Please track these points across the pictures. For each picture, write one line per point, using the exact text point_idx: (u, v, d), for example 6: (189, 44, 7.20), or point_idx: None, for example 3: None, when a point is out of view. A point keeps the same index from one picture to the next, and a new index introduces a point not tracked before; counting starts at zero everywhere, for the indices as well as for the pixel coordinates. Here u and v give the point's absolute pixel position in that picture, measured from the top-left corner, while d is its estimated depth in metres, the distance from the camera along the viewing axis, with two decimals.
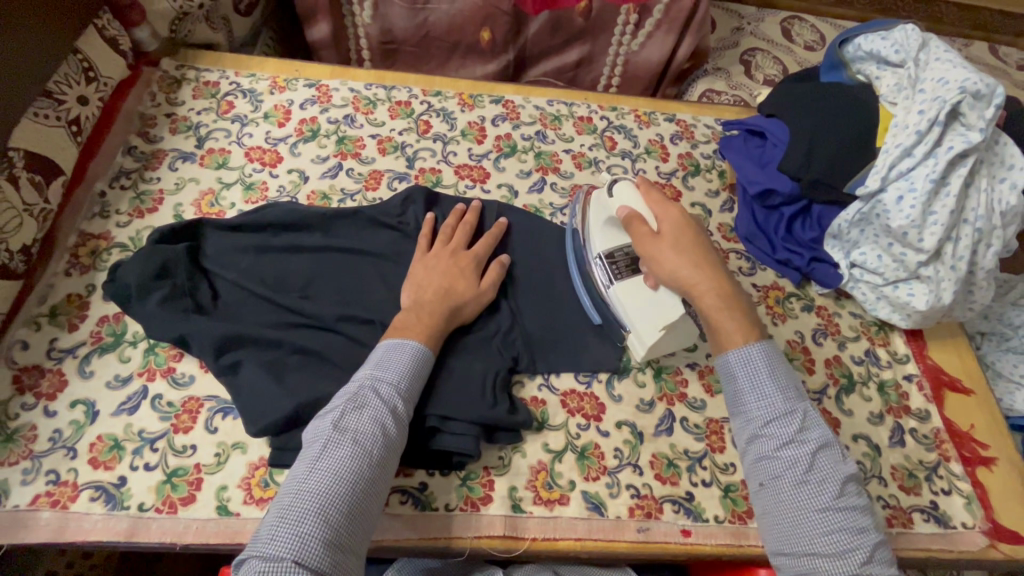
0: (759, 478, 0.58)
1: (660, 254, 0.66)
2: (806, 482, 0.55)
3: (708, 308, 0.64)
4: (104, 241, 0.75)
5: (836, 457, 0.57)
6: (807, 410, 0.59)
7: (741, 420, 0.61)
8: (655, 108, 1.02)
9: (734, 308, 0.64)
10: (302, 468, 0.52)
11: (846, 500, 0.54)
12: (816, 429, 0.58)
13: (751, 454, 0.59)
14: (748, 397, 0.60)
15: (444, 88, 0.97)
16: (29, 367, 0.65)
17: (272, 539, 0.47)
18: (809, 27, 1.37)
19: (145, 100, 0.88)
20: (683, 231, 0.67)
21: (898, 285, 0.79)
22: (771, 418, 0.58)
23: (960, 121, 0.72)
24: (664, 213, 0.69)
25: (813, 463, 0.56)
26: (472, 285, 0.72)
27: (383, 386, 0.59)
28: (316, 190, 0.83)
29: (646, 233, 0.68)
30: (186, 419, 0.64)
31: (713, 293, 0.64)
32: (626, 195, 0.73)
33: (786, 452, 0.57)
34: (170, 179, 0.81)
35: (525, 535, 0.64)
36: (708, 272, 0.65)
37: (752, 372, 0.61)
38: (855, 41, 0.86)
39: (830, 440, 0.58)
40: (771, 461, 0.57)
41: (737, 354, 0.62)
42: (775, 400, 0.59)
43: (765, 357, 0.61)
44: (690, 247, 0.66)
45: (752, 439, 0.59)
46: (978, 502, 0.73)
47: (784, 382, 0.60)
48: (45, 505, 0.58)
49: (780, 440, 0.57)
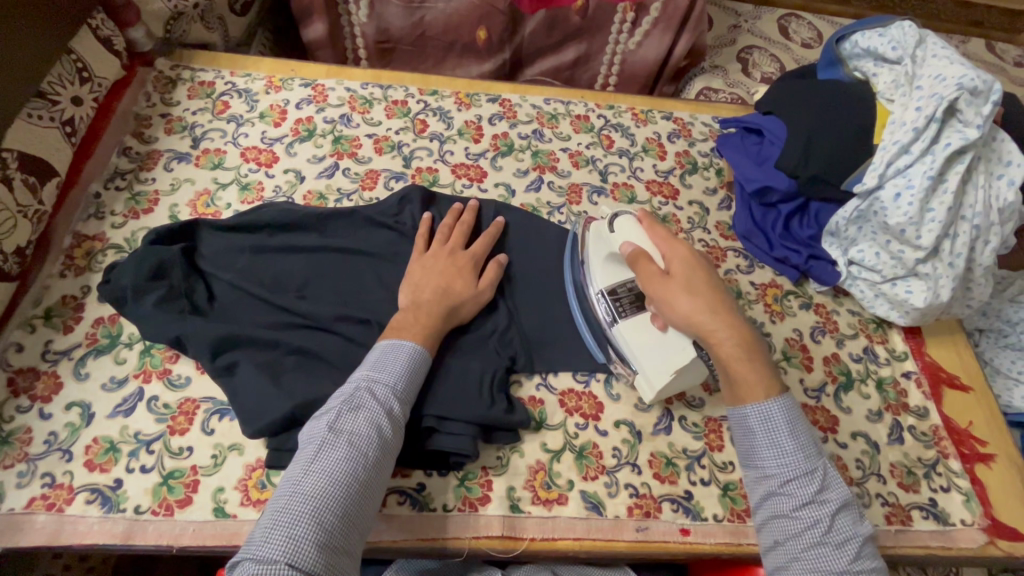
0: (774, 536, 0.55)
1: (671, 296, 0.61)
2: (824, 545, 0.52)
3: (727, 358, 0.58)
4: (100, 242, 0.75)
5: (853, 517, 0.55)
6: (827, 467, 0.56)
7: (756, 474, 0.58)
8: (652, 106, 1.02)
9: (755, 357, 0.58)
10: (296, 470, 0.52)
11: (862, 563, 0.52)
12: (835, 488, 0.55)
13: (765, 511, 0.56)
14: (765, 453, 0.57)
15: (441, 87, 0.97)
16: (24, 369, 0.65)
17: (266, 542, 0.47)
18: (806, 24, 1.37)
19: (140, 101, 0.88)
20: (695, 271, 0.62)
21: (895, 282, 0.79)
22: (791, 478, 0.55)
23: (957, 117, 0.72)
24: (672, 251, 0.64)
25: (832, 525, 0.53)
26: (470, 284, 0.72)
27: (379, 387, 0.59)
28: (312, 190, 0.83)
29: (654, 272, 0.63)
30: (182, 420, 0.64)
31: (732, 341, 0.58)
32: (630, 231, 0.69)
33: (804, 513, 0.54)
34: (166, 179, 0.81)
35: (523, 535, 0.64)
36: (725, 316, 0.59)
37: (772, 428, 0.56)
38: (852, 38, 0.86)
39: (848, 500, 0.55)
40: (787, 520, 0.55)
41: (756, 409, 0.57)
42: (796, 459, 0.56)
43: (785, 412, 0.56)
44: (705, 290, 0.61)
45: (768, 497, 0.56)
46: (977, 499, 0.73)
47: (804, 438, 0.56)
48: (40, 508, 0.58)
49: (799, 501, 0.54)
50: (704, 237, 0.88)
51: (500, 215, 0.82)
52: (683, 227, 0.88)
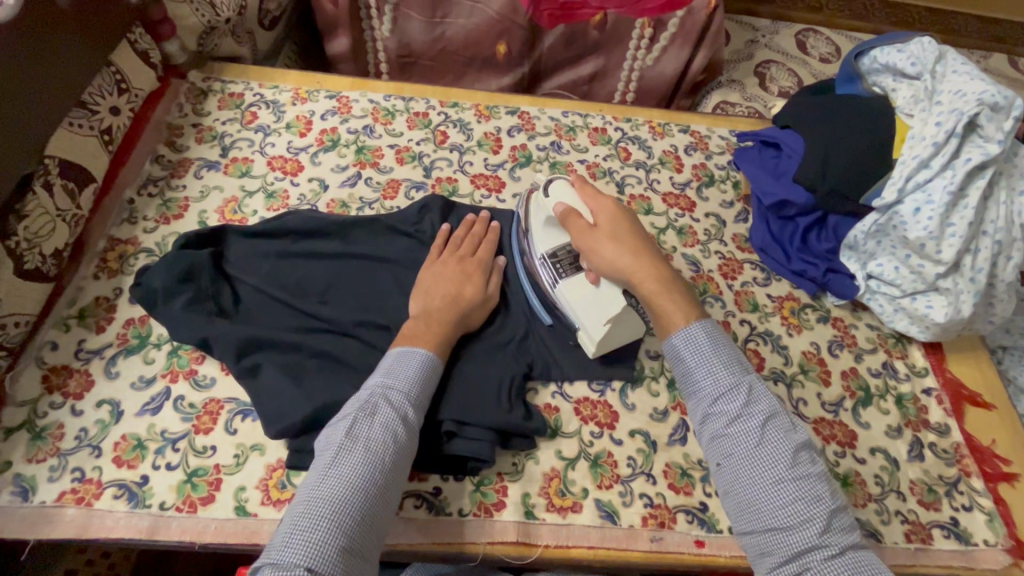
0: (716, 456, 0.58)
1: (597, 243, 0.67)
2: (757, 455, 0.55)
3: (648, 292, 0.65)
4: (132, 246, 0.77)
5: (786, 426, 0.57)
6: (753, 383, 0.59)
7: (694, 399, 0.61)
8: (669, 119, 1.03)
9: (673, 293, 0.65)
10: (315, 475, 0.52)
11: (799, 469, 0.54)
12: (763, 400, 0.58)
13: (706, 434, 0.59)
14: (698, 375, 0.60)
15: (461, 99, 0.99)
16: (58, 367, 0.67)
17: (286, 547, 0.46)
18: (823, 39, 1.37)
19: (173, 111, 0.91)
20: (619, 223, 0.69)
21: (916, 297, 0.79)
22: (720, 395, 0.59)
23: (977, 133, 0.72)
24: (598, 205, 0.70)
25: (763, 435, 0.56)
26: (479, 289, 0.73)
27: (394, 393, 0.59)
28: (336, 199, 0.85)
29: (583, 225, 0.69)
30: (207, 420, 0.65)
31: (651, 279, 0.65)
32: (563, 194, 0.73)
33: (736, 427, 0.57)
34: (195, 187, 0.84)
35: (538, 542, 0.64)
36: (645, 259, 0.66)
37: (696, 349, 0.61)
38: (871, 53, 0.87)
39: (778, 410, 0.58)
40: (722, 438, 0.57)
41: (681, 334, 0.62)
42: (723, 375, 0.59)
43: (709, 334, 0.62)
44: (627, 237, 0.68)
45: (705, 419, 0.59)
46: (1001, 519, 0.72)
47: (728, 358, 0.61)
48: (70, 501, 0.60)
49: (729, 416, 0.57)
50: (720, 250, 0.88)
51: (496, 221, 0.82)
52: (699, 238, 0.89)
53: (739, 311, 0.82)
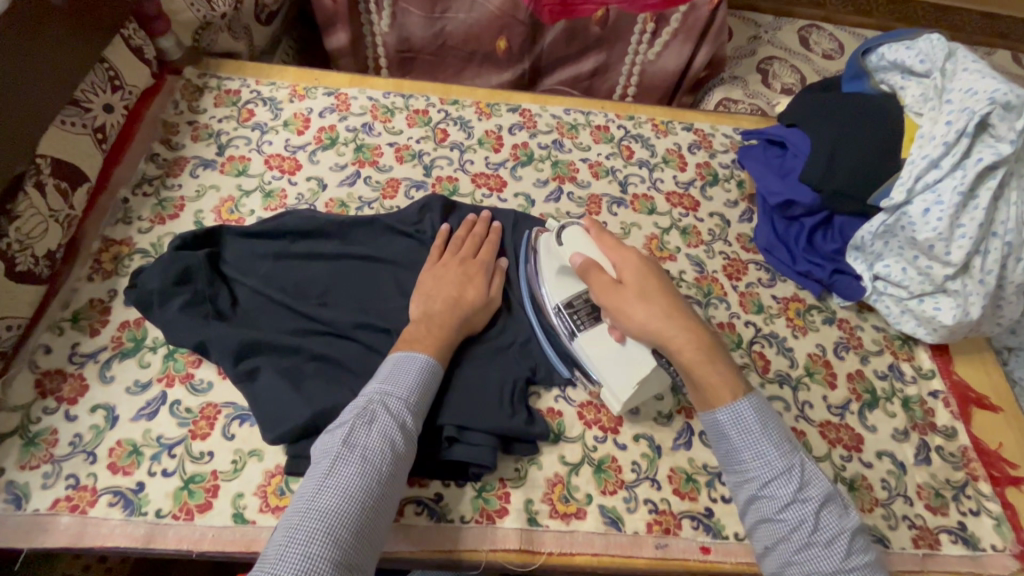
0: (764, 541, 0.56)
1: (627, 305, 0.63)
2: (812, 546, 0.53)
3: (689, 361, 0.60)
4: (127, 247, 0.76)
5: (839, 511, 0.55)
6: (804, 463, 0.57)
7: (739, 478, 0.59)
8: (672, 117, 1.01)
9: (715, 359, 0.60)
10: (310, 486, 0.51)
11: (854, 559, 0.53)
12: (816, 483, 0.56)
13: (752, 514, 0.58)
14: (746, 456, 0.57)
15: (462, 97, 0.97)
16: (52, 371, 0.66)
17: (279, 560, 0.45)
18: (827, 35, 1.36)
19: (168, 108, 0.89)
20: (647, 280, 0.65)
21: (923, 298, 0.78)
22: (771, 479, 0.56)
23: (988, 132, 0.71)
24: (623, 261, 0.67)
25: (818, 524, 0.54)
26: (481, 292, 0.72)
27: (392, 400, 0.58)
28: (334, 198, 0.83)
29: (608, 283, 0.65)
30: (204, 425, 0.64)
31: (691, 346, 0.61)
32: (579, 243, 0.70)
33: (789, 515, 0.55)
34: (191, 186, 0.82)
35: (541, 549, 0.63)
36: (680, 320, 0.62)
37: (745, 429, 0.58)
38: (879, 50, 0.85)
39: (831, 494, 0.56)
40: (772, 523, 0.56)
41: (726, 411, 0.58)
42: (773, 458, 0.56)
43: (755, 410, 0.58)
44: (658, 297, 0.63)
45: (752, 501, 0.57)
46: (1009, 524, 0.71)
47: (777, 435, 0.58)
48: (64, 509, 0.59)
49: (780, 503, 0.55)
50: (725, 250, 0.87)
51: (499, 221, 0.81)
52: (704, 239, 0.88)
53: (744, 313, 0.81)
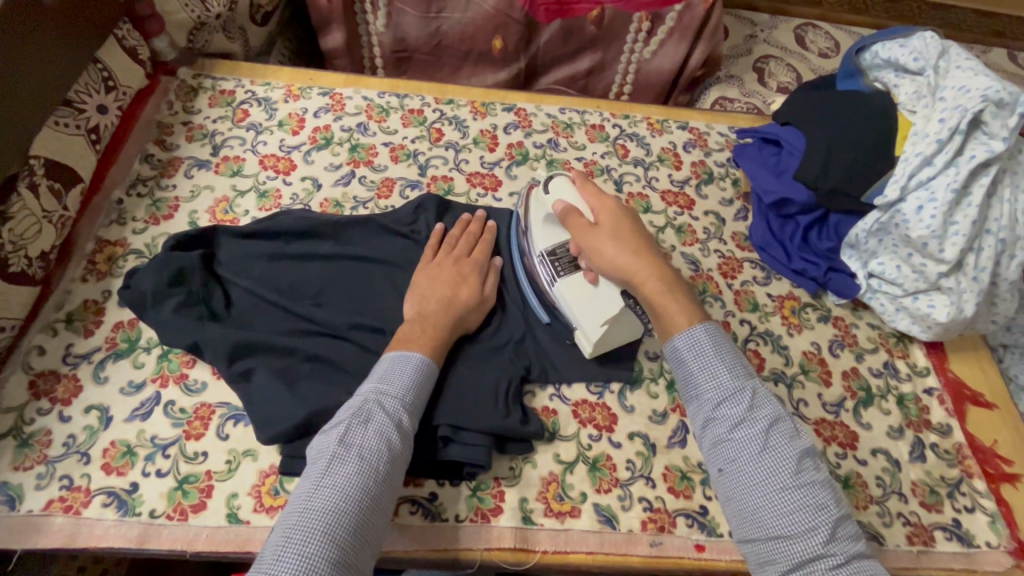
0: (717, 462, 0.56)
1: (599, 243, 0.65)
2: (761, 462, 0.53)
3: (651, 293, 0.63)
4: (121, 247, 0.76)
5: (790, 432, 0.55)
6: (757, 388, 0.58)
7: (695, 405, 0.59)
8: (667, 116, 1.01)
9: (677, 292, 0.63)
10: (307, 486, 0.51)
11: (804, 475, 0.52)
12: (767, 405, 0.56)
13: (707, 439, 0.58)
14: (700, 380, 0.59)
15: (457, 96, 0.97)
16: (45, 372, 0.66)
17: (277, 561, 0.45)
18: (822, 34, 1.36)
19: (162, 109, 0.89)
20: (621, 222, 0.67)
21: (917, 296, 0.78)
22: (722, 400, 0.57)
23: (981, 129, 0.71)
24: (601, 204, 0.68)
25: (767, 440, 0.54)
26: (475, 291, 0.72)
27: (388, 399, 0.58)
28: (329, 198, 0.83)
29: (583, 224, 0.67)
30: (198, 425, 0.64)
31: (653, 279, 0.63)
32: (563, 191, 0.71)
33: (739, 433, 0.55)
34: (185, 186, 0.82)
35: (536, 548, 0.63)
36: (647, 258, 0.64)
37: (700, 353, 0.59)
38: (872, 48, 0.85)
39: (783, 415, 0.56)
40: (725, 444, 0.56)
41: (684, 337, 0.60)
42: (724, 380, 0.58)
43: (710, 336, 0.60)
44: (629, 237, 0.65)
45: (706, 424, 0.58)
46: (1003, 521, 0.71)
47: (732, 362, 0.59)
48: (58, 510, 0.59)
49: (731, 422, 0.56)
50: (720, 248, 0.87)
51: (493, 220, 0.81)
52: (699, 237, 0.88)
53: (739, 311, 0.81)
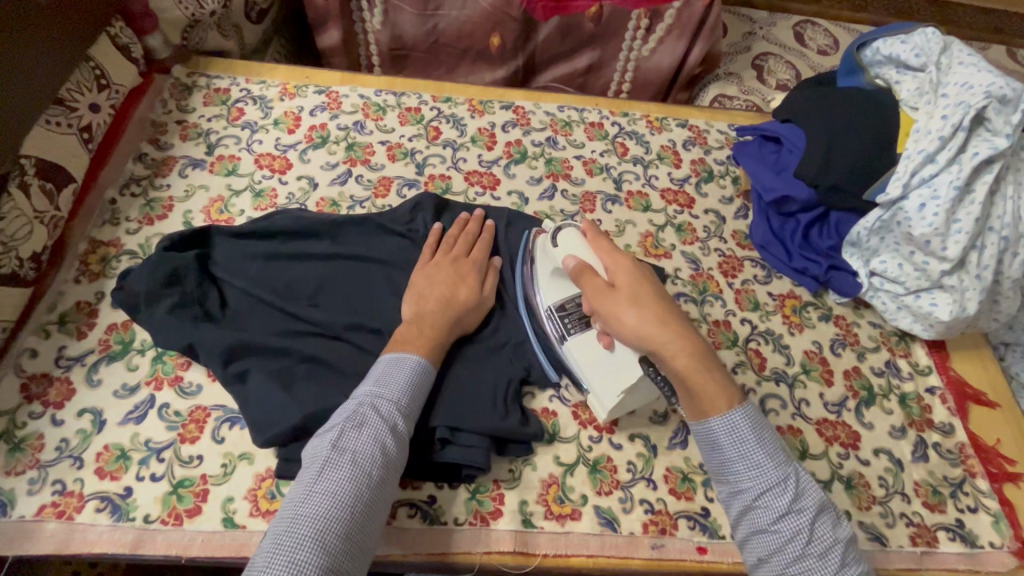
0: (756, 552, 0.54)
1: (618, 308, 0.59)
2: (807, 559, 0.52)
3: (683, 369, 0.56)
4: (114, 248, 0.75)
5: (832, 521, 0.54)
6: (798, 473, 0.55)
7: (730, 489, 0.56)
8: (667, 113, 1.01)
9: (711, 368, 0.56)
10: (299, 491, 0.50)
11: (846, 570, 0.52)
12: (810, 493, 0.54)
13: (745, 525, 0.55)
14: (739, 467, 0.55)
15: (454, 94, 0.96)
16: (38, 375, 0.65)
17: (266, 567, 0.44)
18: (821, 31, 1.35)
19: (156, 107, 0.88)
20: (641, 284, 0.61)
21: (919, 294, 0.77)
22: (765, 490, 0.54)
23: (984, 126, 0.71)
24: (615, 262, 0.63)
25: (813, 535, 0.52)
26: (473, 291, 0.71)
27: (382, 402, 0.57)
28: (325, 197, 0.82)
29: (599, 285, 0.62)
30: (193, 429, 0.63)
31: (685, 353, 0.56)
32: (573, 245, 0.68)
33: (784, 525, 0.53)
34: (180, 186, 0.81)
35: (536, 551, 0.62)
36: (675, 326, 0.58)
37: (739, 439, 0.54)
38: (874, 45, 0.85)
39: (824, 504, 0.54)
40: (767, 535, 0.53)
41: (721, 420, 0.55)
42: (768, 469, 0.54)
43: (749, 420, 0.55)
44: (652, 302, 0.59)
45: (745, 511, 0.55)
46: (1006, 521, 0.71)
47: (772, 446, 0.55)
48: (50, 515, 0.58)
49: (776, 515, 0.53)
50: (720, 247, 0.86)
51: (492, 219, 0.81)
52: (699, 236, 0.87)
53: (740, 310, 0.80)
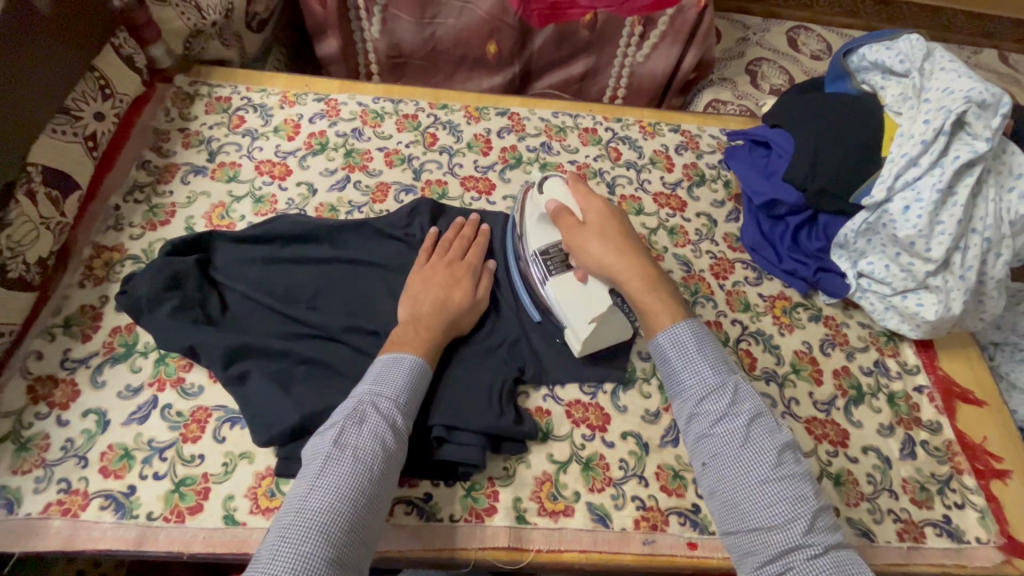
0: (702, 458, 0.57)
1: (585, 241, 0.68)
2: (742, 454, 0.54)
3: (634, 292, 0.65)
4: (118, 253, 0.77)
5: (770, 425, 0.56)
6: (738, 383, 0.59)
7: (679, 400, 0.61)
8: (660, 118, 1.02)
9: (660, 291, 0.65)
10: (302, 487, 0.52)
11: (783, 467, 0.53)
12: (748, 399, 0.57)
13: (691, 434, 0.59)
14: (682, 375, 0.60)
15: (451, 101, 0.98)
16: (43, 376, 0.67)
17: (273, 560, 0.46)
18: (814, 37, 1.37)
19: (159, 116, 0.90)
20: (608, 221, 0.69)
21: (906, 294, 0.79)
22: (705, 394, 0.58)
23: (966, 130, 0.72)
24: (589, 203, 0.71)
25: (748, 434, 0.55)
26: (468, 294, 0.72)
27: (382, 401, 0.58)
28: (324, 203, 0.84)
29: (571, 223, 0.70)
30: (194, 428, 0.65)
31: (637, 278, 0.65)
32: (557, 190, 0.73)
33: (721, 427, 0.56)
34: (182, 192, 0.83)
35: (530, 547, 0.64)
36: (632, 257, 0.67)
37: (682, 350, 0.61)
38: (860, 50, 0.86)
39: (764, 410, 0.57)
40: (708, 439, 0.57)
41: (666, 334, 0.62)
42: (706, 375, 0.59)
43: (694, 334, 0.61)
44: (615, 236, 0.68)
45: (690, 418, 0.59)
46: (993, 517, 0.72)
47: (713, 357, 0.60)
48: (56, 513, 0.59)
49: (714, 416, 0.57)
50: (712, 249, 0.88)
51: (486, 224, 0.82)
52: (691, 239, 0.89)
53: (730, 311, 0.82)
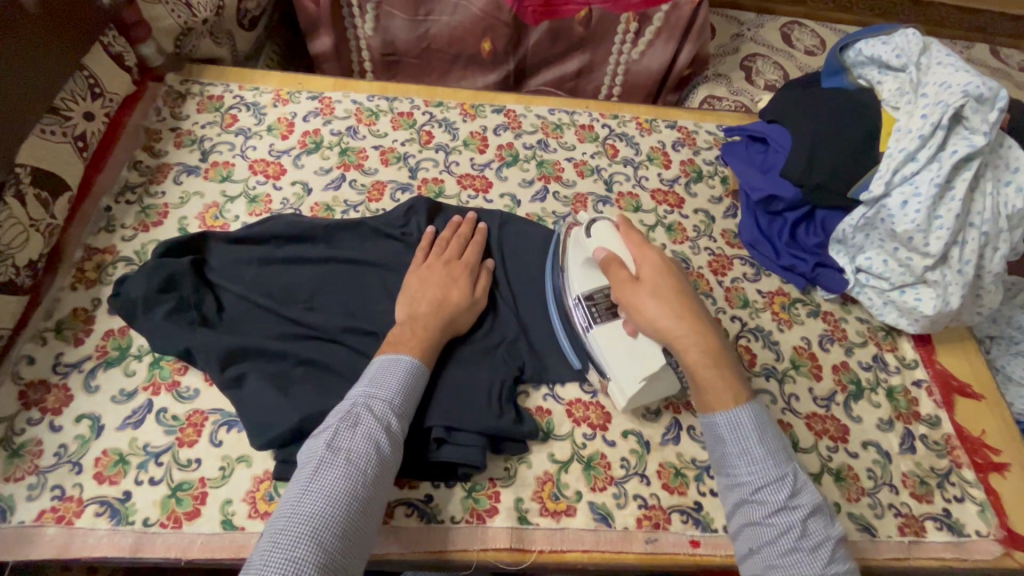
0: (748, 543, 0.56)
1: (639, 300, 0.63)
2: (798, 551, 0.53)
3: (693, 363, 0.61)
4: (110, 255, 0.75)
5: (825, 521, 0.55)
6: (796, 472, 0.57)
7: (728, 481, 0.59)
8: (656, 115, 1.02)
9: (720, 363, 0.61)
10: (295, 491, 0.51)
11: (834, 567, 0.53)
12: (806, 493, 0.56)
13: (739, 518, 0.57)
14: (737, 461, 0.58)
15: (446, 98, 0.98)
16: (35, 382, 0.65)
17: (264, 565, 0.45)
18: (809, 31, 1.37)
19: (150, 115, 0.89)
20: (664, 277, 0.64)
21: (904, 290, 0.79)
22: (764, 484, 0.56)
23: (963, 125, 0.72)
24: (643, 256, 0.66)
25: (804, 530, 0.54)
26: (465, 292, 0.72)
27: (376, 403, 0.58)
28: (320, 202, 0.83)
29: (624, 278, 0.65)
30: (191, 432, 0.64)
31: (697, 347, 0.61)
32: (607, 237, 0.70)
33: (777, 519, 0.55)
34: (175, 193, 0.82)
35: (532, 547, 0.63)
36: (692, 321, 0.62)
37: (741, 435, 0.58)
38: (856, 45, 0.86)
39: (819, 504, 0.56)
40: (759, 527, 0.55)
41: (725, 415, 0.59)
42: (766, 465, 0.57)
43: (753, 417, 0.58)
44: (672, 296, 0.63)
45: (740, 504, 0.57)
46: (992, 510, 0.72)
47: (773, 445, 0.58)
48: (50, 520, 0.58)
49: (770, 508, 0.55)
50: (710, 246, 0.88)
51: (483, 222, 0.81)
52: (688, 235, 0.88)
53: (729, 308, 0.82)
